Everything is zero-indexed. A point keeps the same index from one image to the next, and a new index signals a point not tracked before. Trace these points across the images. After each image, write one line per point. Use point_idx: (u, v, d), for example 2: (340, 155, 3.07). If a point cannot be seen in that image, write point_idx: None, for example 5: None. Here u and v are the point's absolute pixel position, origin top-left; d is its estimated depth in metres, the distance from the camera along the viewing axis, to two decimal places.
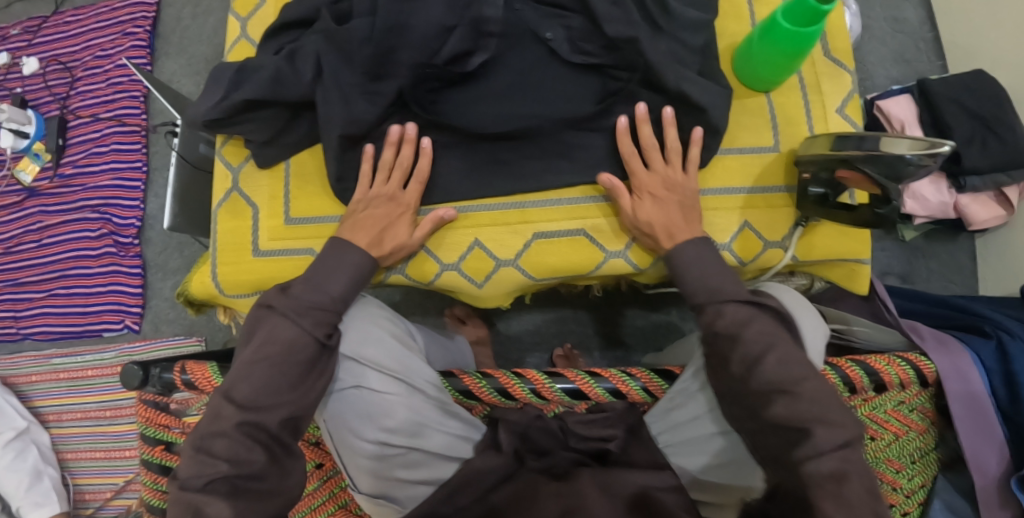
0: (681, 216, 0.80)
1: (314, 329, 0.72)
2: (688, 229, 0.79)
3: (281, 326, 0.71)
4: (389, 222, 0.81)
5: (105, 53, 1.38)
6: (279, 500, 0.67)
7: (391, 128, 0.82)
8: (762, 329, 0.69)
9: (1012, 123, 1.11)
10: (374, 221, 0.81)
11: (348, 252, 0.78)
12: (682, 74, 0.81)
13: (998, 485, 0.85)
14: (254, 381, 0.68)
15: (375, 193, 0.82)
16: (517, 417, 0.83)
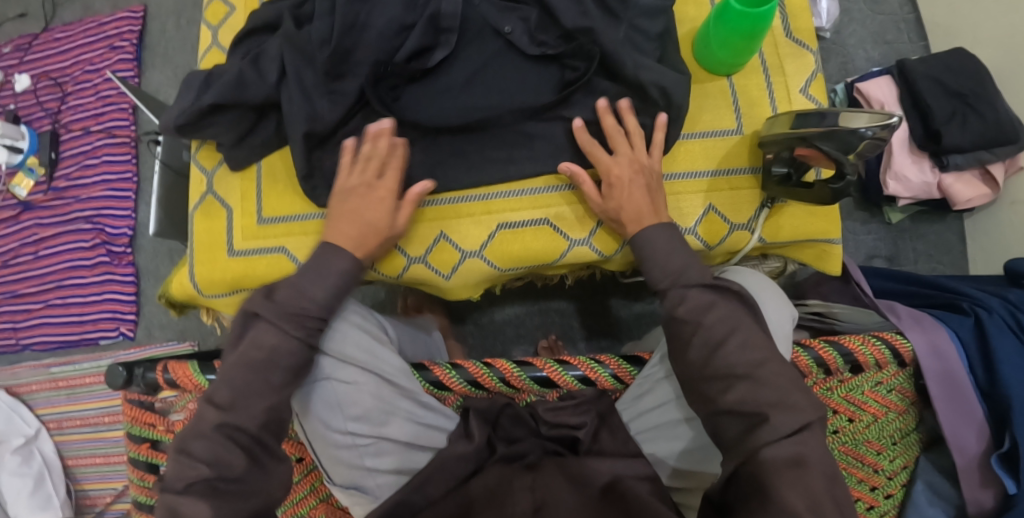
0: (646, 200, 0.80)
1: (295, 332, 0.71)
2: (654, 214, 0.79)
3: (265, 332, 0.70)
4: (369, 211, 0.80)
5: (94, 68, 1.45)
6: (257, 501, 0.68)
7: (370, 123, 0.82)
8: (723, 314, 0.70)
9: (993, 99, 1.10)
10: (356, 214, 0.80)
11: (331, 258, 0.76)
12: (640, 62, 0.84)
13: (978, 464, 0.84)
14: (233, 384, 0.69)
15: (355, 185, 0.81)
16: (487, 406, 0.85)
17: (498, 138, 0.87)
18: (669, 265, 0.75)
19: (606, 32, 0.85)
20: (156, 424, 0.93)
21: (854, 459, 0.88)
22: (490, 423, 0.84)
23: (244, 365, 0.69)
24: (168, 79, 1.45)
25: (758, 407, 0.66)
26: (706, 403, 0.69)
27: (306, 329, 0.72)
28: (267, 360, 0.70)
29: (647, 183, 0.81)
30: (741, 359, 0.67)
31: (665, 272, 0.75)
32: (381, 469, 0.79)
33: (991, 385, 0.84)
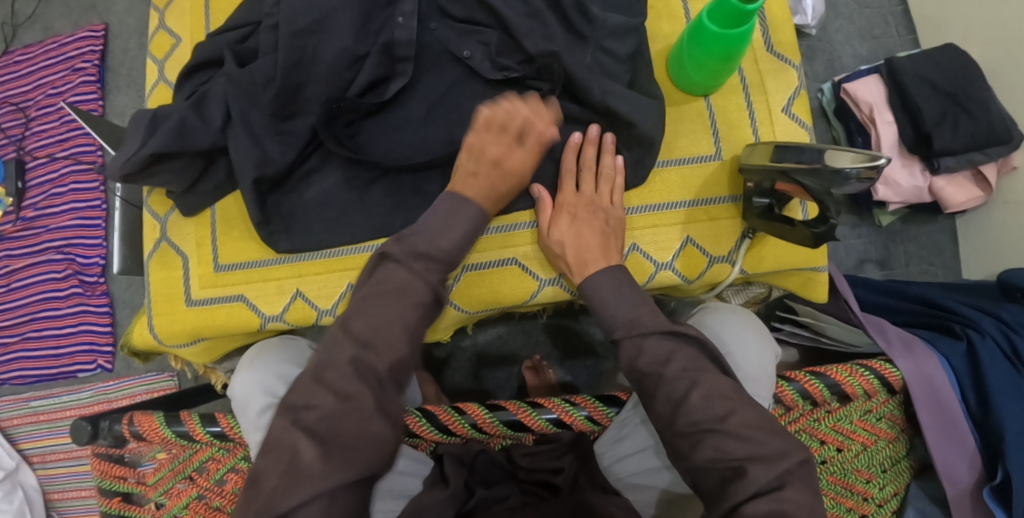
0: (596, 244, 0.78)
1: (428, 276, 0.72)
2: (603, 259, 0.78)
3: (394, 272, 0.71)
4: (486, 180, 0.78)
5: (56, 92, 1.37)
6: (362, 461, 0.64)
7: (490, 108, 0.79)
8: (683, 366, 0.67)
9: (982, 99, 1.05)
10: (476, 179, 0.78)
11: (463, 209, 0.77)
12: (607, 86, 0.80)
13: (970, 496, 0.80)
14: (372, 318, 0.69)
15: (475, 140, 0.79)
16: (460, 451, 0.82)
17: None
18: (623, 313, 0.73)
19: (572, 54, 0.81)
20: (127, 476, 0.92)
21: (843, 489, 0.83)
22: (467, 466, 0.82)
23: (382, 301, 0.70)
24: (132, 101, 1.37)
25: (731, 460, 0.63)
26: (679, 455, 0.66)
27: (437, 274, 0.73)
28: (400, 294, 0.70)
29: (603, 227, 0.80)
30: (706, 412, 0.65)
31: (619, 319, 0.73)
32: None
33: (983, 414, 0.80)
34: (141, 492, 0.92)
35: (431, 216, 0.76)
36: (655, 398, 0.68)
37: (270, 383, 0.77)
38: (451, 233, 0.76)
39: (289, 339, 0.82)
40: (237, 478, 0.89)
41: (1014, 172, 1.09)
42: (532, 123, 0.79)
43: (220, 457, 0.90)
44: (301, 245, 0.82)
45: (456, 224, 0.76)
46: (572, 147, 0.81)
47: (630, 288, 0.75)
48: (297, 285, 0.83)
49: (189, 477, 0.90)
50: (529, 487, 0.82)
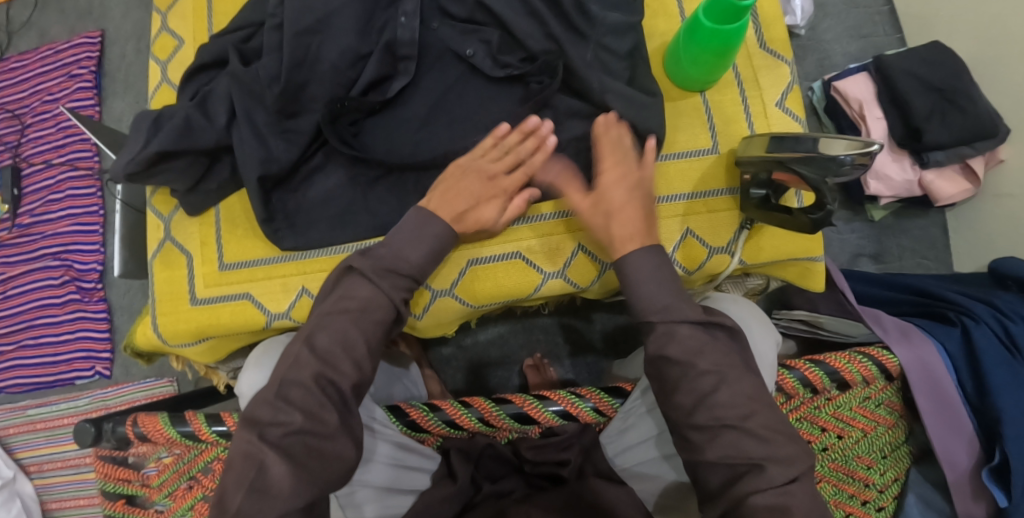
0: (638, 220, 0.76)
1: (392, 292, 0.72)
2: (638, 238, 0.75)
3: (359, 284, 0.72)
4: (478, 199, 0.79)
5: (52, 98, 1.36)
6: (342, 466, 0.65)
7: (530, 118, 0.79)
8: (716, 360, 0.68)
9: (972, 93, 1.08)
10: (464, 195, 0.79)
11: (431, 224, 0.76)
12: (605, 83, 0.82)
13: (970, 478, 0.81)
14: (333, 332, 0.69)
15: (479, 166, 0.80)
16: (467, 447, 0.85)
17: None
18: (659, 296, 0.72)
19: (575, 51, 0.82)
20: (131, 478, 0.92)
21: (844, 475, 0.84)
22: (473, 460, 0.84)
23: (340, 315, 0.70)
24: (129, 107, 1.36)
25: (741, 457, 0.65)
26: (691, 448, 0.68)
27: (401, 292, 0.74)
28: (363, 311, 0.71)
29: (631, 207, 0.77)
30: (731, 409, 0.66)
31: (655, 301, 0.72)
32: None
33: (981, 399, 0.82)
34: (145, 494, 0.92)
35: (398, 229, 0.76)
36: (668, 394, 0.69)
37: None
38: (434, 240, 0.76)
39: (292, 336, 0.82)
40: None
41: (1001, 165, 1.11)
42: (533, 157, 0.81)
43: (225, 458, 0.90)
44: (306, 243, 0.82)
45: (424, 239, 0.75)
46: (604, 124, 0.80)
47: (662, 270, 0.74)
48: (302, 283, 0.83)
49: (194, 478, 0.91)
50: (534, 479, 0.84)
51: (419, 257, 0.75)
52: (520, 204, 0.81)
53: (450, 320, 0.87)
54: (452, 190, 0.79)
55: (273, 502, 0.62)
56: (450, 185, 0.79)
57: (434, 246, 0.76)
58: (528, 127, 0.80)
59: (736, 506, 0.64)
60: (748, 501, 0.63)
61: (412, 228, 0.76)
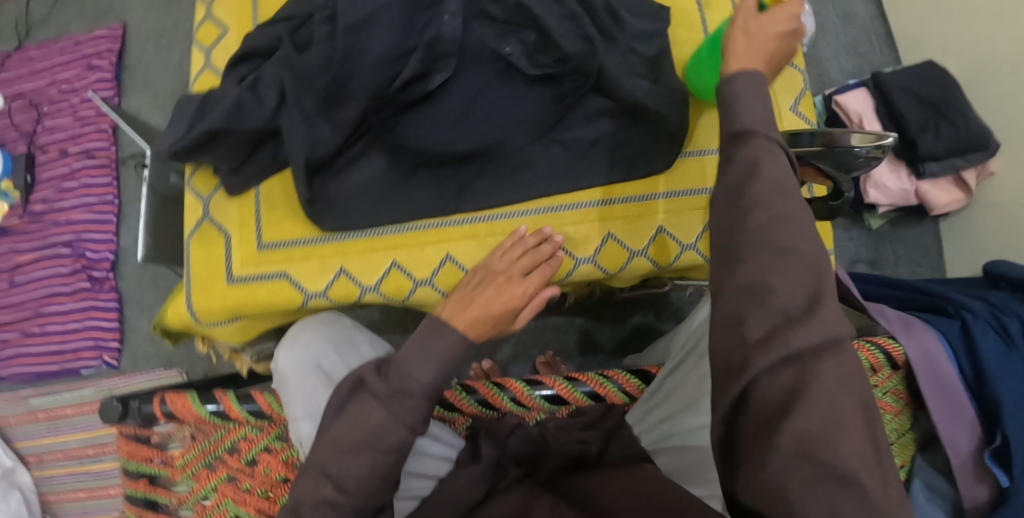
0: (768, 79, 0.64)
1: (408, 419, 0.67)
2: (755, 57, 0.66)
3: (369, 409, 0.67)
4: (494, 301, 0.72)
5: (70, 89, 1.38)
6: (393, 436, 0.66)
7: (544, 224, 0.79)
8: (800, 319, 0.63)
9: (962, 107, 1.16)
10: (482, 301, 0.72)
11: (442, 334, 0.68)
12: (637, 84, 0.84)
13: (972, 460, 0.84)
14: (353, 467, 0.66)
15: (493, 266, 0.76)
16: (498, 428, 0.85)
17: (506, 159, 0.86)
18: (767, 113, 0.63)
19: (607, 52, 0.87)
20: (153, 457, 0.92)
21: None
22: (501, 442, 0.84)
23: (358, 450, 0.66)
24: (148, 100, 1.38)
25: None
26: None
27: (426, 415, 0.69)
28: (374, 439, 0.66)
29: (760, 27, 0.68)
30: None
31: (763, 116, 0.62)
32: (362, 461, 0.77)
33: (979, 385, 0.86)
34: (168, 474, 0.93)
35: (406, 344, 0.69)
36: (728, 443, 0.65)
37: (313, 351, 0.80)
38: (446, 355, 0.68)
39: (331, 315, 0.85)
40: (269, 459, 0.90)
41: (992, 177, 1.18)
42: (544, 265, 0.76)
43: (253, 436, 0.91)
44: (346, 225, 0.84)
45: (432, 355, 0.67)
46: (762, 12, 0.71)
47: (768, 94, 0.64)
48: (340, 263, 0.85)
49: (219, 458, 0.91)
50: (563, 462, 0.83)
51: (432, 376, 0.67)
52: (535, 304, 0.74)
53: None
54: (468, 297, 0.73)
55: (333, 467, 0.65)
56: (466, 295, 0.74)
57: (446, 361, 0.68)
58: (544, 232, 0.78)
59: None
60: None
61: (421, 342, 0.68)
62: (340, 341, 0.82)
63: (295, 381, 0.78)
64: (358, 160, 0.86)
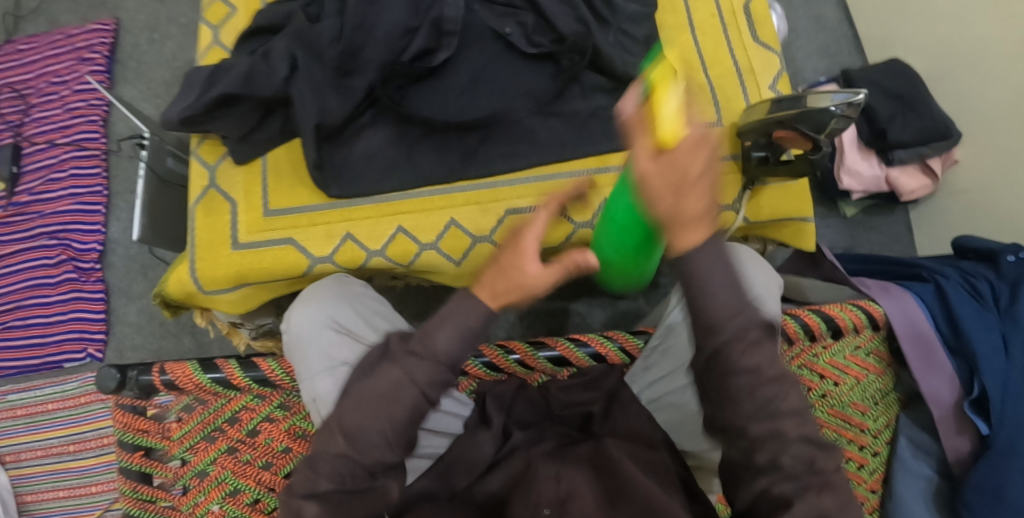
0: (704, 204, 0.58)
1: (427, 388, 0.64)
2: (706, 224, 0.58)
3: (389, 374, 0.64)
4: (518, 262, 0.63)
5: (61, 80, 1.38)
6: None
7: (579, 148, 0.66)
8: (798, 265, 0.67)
9: (927, 100, 1.23)
10: (507, 268, 0.63)
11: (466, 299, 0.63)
12: (630, 62, 0.90)
13: (953, 412, 0.90)
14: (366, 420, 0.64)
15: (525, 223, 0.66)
16: (503, 390, 0.88)
17: (510, 129, 0.89)
18: (732, 299, 0.60)
19: (603, 29, 0.91)
20: (150, 429, 0.91)
21: (843, 421, 0.94)
22: (506, 408, 0.86)
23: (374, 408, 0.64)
24: (142, 93, 1.40)
25: None
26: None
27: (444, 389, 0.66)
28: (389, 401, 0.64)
29: (684, 180, 0.57)
30: None
31: (727, 305, 0.60)
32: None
33: (956, 339, 0.92)
34: (165, 448, 0.92)
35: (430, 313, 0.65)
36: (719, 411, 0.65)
37: (322, 313, 0.82)
38: (471, 320, 0.63)
39: (338, 278, 0.86)
40: (270, 428, 0.91)
41: (956, 165, 1.26)
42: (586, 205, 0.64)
43: (254, 406, 0.92)
44: (352, 191, 0.87)
45: (449, 320, 0.64)
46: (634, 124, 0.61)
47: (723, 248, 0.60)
48: (346, 228, 0.87)
49: (218, 429, 0.91)
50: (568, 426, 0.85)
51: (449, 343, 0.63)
52: (565, 267, 0.61)
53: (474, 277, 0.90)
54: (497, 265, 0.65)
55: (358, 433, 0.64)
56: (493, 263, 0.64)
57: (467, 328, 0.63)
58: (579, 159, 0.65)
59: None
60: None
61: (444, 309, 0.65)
62: (350, 302, 0.84)
63: (308, 343, 0.81)
64: (365, 131, 0.89)
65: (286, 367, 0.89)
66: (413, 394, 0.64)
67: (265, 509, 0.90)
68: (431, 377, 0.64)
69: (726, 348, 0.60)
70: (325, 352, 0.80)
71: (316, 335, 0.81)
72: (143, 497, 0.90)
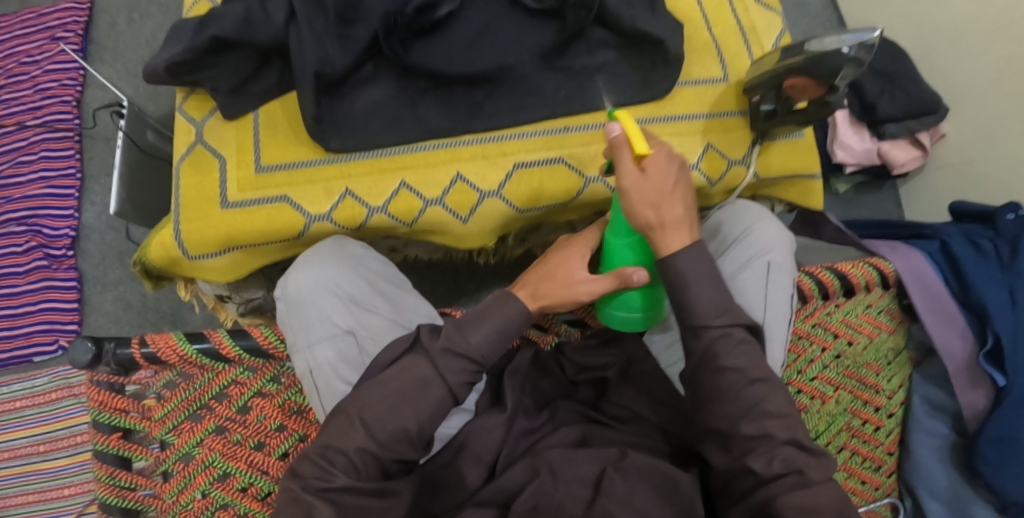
0: (683, 213, 0.66)
1: (457, 383, 0.68)
2: (686, 230, 0.67)
3: (419, 364, 0.67)
4: (550, 275, 0.75)
5: (31, 60, 1.31)
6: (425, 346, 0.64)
7: (613, 126, 0.66)
8: None
9: (913, 76, 1.23)
10: (552, 281, 0.74)
11: (506, 306, 0.71)
12: (636, 14, 0.88)
13: (966, 365, 0.90)
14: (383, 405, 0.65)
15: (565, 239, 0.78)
16: (517, 363, 0.82)
17: (515, 82, 0.86)
18: (717, 298, 0.67)
19: None
20: (130, 409, 0.83)
21: (857, 382, 0.93)
22: (523, 384, 0.81)
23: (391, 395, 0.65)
24: (118, 73, 1.33)
25: None
26: (694, 336, 0.67)
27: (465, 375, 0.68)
28: (407, 390, 0.66)
29: (660, 191, 0.66)
30: None
31: (713, 305, 0.66)
32: (347, 384, 0.75)
33: (965, 293, 0.91)
34: (145, 430, 0.83)
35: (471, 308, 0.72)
36: (715, 399, 0.66)
37: (320, 277, 0.76)
38: (500, 320, 0.70)
39: (337, 237, 0.82)
40: (263, 404, 0.84)
41: (944, 139, 1.26)
42: (640, 192, 0.65)
43: (245, 380, 0.84)
44: (352, 144, 0.83)
45: (486, 318, 0.70)
46: (614, 142, 0.66)
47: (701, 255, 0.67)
48: (346, 185, 0.83)
49: (205, 407, 0.83)
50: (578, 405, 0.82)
51: (481, 337, 0.69)
52: (619, 279, 0.72)
53: (484, 233, 0.88)
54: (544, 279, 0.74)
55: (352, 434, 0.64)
56: (543, 273, 0.75)
57: (497, 324, 0.70)
58: (615, 140, 0.66)
59: (751, 410, 0.64)
60: (761, 406, 0.64)
61: (480, 307, 0.71)
62: (351, 265, 0.78)
63: (306, 311, 0.76)
64: (363, 87, 0.86)
65: (280, 334, 0.83)
66: (441, 385, 0.67)
67: (258, 495, 0.82)
68: (462, 372, 0.68)
69: (718, 343, 0.66)
70: (326, 320, 0.75)
71: (313, 303, 0.76)
72: (119, 483, 0.81)
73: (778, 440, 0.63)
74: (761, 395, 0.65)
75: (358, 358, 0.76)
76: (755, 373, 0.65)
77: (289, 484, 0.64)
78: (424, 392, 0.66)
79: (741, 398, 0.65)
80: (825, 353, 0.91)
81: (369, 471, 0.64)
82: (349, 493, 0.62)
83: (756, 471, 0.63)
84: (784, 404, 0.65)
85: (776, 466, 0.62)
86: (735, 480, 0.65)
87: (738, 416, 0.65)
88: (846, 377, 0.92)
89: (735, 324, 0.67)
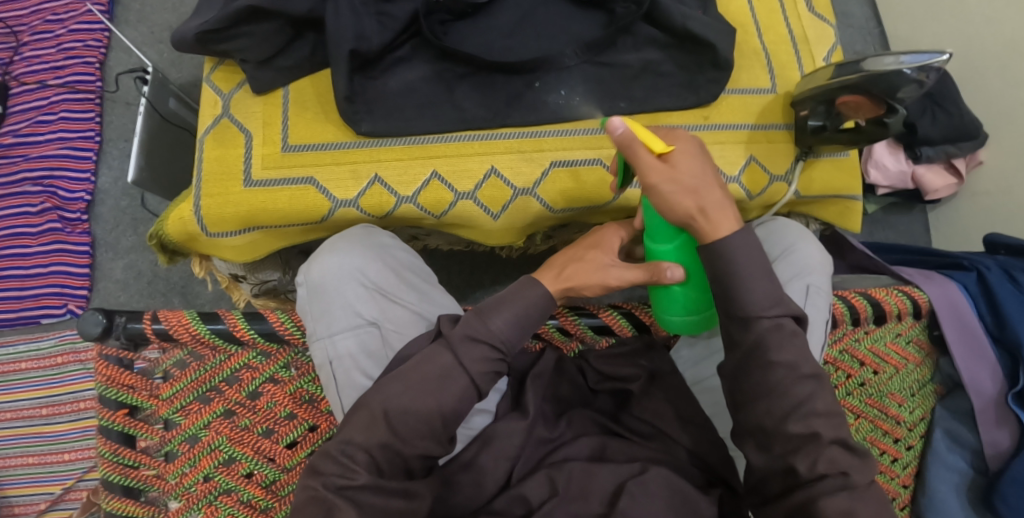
0: (721, 197, 0.64)
1: (478, 375, 0.65)
2: (729, 213, 0.64)
3: (437, 355, 0.65)
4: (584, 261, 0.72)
5: (56, 18, 1.26)
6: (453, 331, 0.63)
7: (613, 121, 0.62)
8: None
9: (956, 97, 1.18)
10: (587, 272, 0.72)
11: (529, 293, 0.68)
12: (687, 13, 0.84)
13: (996, 403, 0.87)
14: (404, 401, 0.63)
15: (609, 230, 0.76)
16: (540, 367, 0.80)
17: (556, 75, 0.83)
18: (770, 293, 0.64)
19: None
20: (138, 387, 0.80)
21: (879, 412, 0.90)
22: (545, 390, 0.79)
23: (412, 391, 0.63)
24: (143, 36, 1.29)
25: None
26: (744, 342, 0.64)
27: (489, 366, 0.65)
28: (427, 387, 0.63)
29: (693, 176, 0.64)
30: None
31: (767, 297, 0.63)
32: (368, 379, 0.72)
33: (999, 329, 0.89)
34: (152, 408, 0.80)
35: (494, 295, 0.69)
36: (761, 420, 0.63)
37: (346, 264, 0.73)
38: (521, 306, 0.67)
39: (364, 226, 0.79)
40: (275, 391, 0.81)
41: (980, 166, 1.23)
42: (669, 187, 0.63)
43: (257, 365, 0.81)
44: (383, 127, 0.80)
45: (508, 304, 0.67)
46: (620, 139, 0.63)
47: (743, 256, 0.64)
48: (375, 170, 0.80)
49: (215, 389, 0.81)
50: (595, 415, 0.79)
51: (503, 325, 0.66)
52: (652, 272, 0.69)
53: (515, 231, 0.85)
54: (578, 272, 0.71)
55: (373, 429, 0.62)
56: (577, 263, 0.72)
57: (519, 308, 0.67)
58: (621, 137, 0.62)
59: (797, 408, 0.62)
60: (809, 405, 0.62)
61: (505, 293, 0.68)
62: (377, 254, 0.75)
63: (329, 298, 0.73)
64: (399, 68, 0.83)
65: (297, 321, 0.80)
66: (463, 378, 0.64)
67: (262, 483, 0.80)
68: (483, 362, 0.65)
69: (769, 334, 0.63)
70: (349, 309, 0.73)
71: (337, 291, 0.73)
72: (123, 461, 0.78)
73: (825, 440, 0.61)
74: (809, 392, 0.62)
75: (380, 352, 0.73)
76: (806, 369, 0.63)
77: (308, 481, 0.61)
78: (444, 391, 0.64)
79: (788, 396, 0.62)
80: (849, 380, 0.89)
81: (392, 470, 0.62)
82: (369, 491, 0.60)
83: (798, 471, 0.60)
84: (832, 402, 0.63)
85: (820, 468, 0.60)
86: (770, 479, 0.63)
87: (785, 414, 0.62)
88: (869, 407, 0.90)
89: (786, 314, 0.64)
